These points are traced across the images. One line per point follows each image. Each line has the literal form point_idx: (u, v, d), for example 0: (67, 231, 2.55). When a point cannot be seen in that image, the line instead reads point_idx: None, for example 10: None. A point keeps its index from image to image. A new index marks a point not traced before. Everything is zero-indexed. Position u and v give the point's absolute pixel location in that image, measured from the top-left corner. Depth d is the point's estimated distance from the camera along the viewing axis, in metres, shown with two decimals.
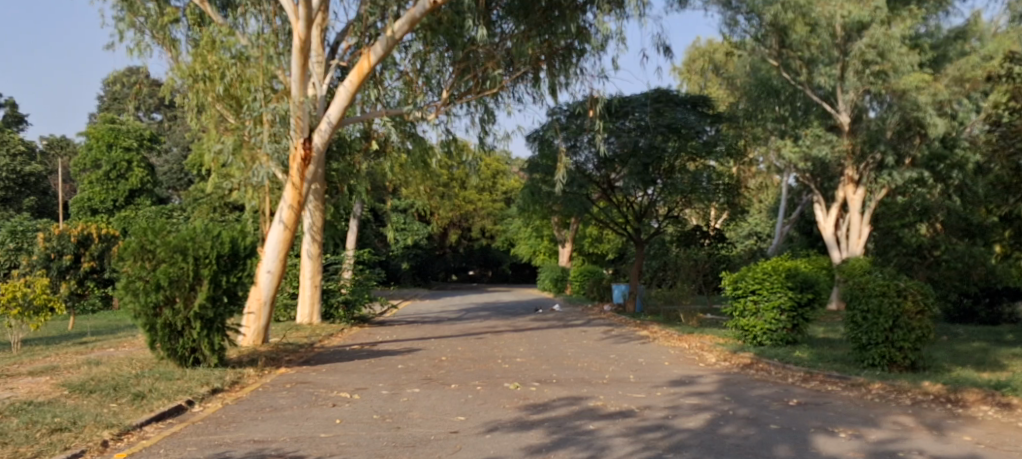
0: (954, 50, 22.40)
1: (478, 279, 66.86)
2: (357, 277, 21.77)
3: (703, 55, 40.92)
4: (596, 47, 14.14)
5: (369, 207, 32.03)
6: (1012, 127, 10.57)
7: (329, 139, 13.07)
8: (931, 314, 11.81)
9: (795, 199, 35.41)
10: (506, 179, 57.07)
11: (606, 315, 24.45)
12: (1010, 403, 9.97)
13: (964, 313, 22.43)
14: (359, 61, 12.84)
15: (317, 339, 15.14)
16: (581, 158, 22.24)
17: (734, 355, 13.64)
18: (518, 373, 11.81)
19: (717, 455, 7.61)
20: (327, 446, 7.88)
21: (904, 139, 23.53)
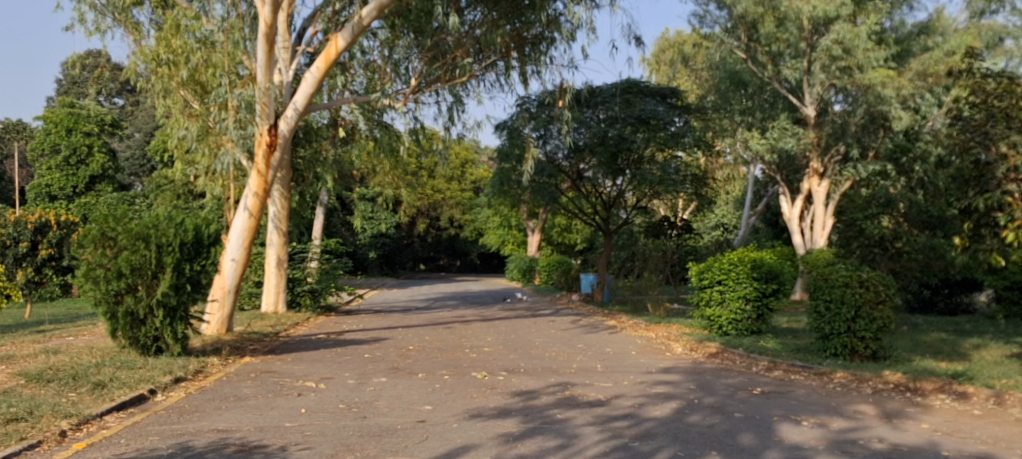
0: (917, 44, 22.82)
1: (446, 269, 66.80)
2: (323, 266, 21.61)
3: (672, 46, 41.09)
4: (566, 37, 14.06)
5: (335, 195, 31.74)
6: (972, 121, 10.88)
7: (295, 125, 12.89)
8: (893, 304, 12.02)
9: (761, 191, 35.88)
10: (475, 167, 57.00)
11: (573, 304, 24.51)
12: (967, 392, 10.24)
13: (923, 303, 22.53)
14: (326, 47, 12.59)
15: (283, 328, 14.95)
16: (551, 147, 22.16)
17: (701, 344, 13.76)
18: (487, 363, 11.80)
19: (683, 443, 7.71)
20: (292, 436, 7.82)
21: (868, 132, 23.48)
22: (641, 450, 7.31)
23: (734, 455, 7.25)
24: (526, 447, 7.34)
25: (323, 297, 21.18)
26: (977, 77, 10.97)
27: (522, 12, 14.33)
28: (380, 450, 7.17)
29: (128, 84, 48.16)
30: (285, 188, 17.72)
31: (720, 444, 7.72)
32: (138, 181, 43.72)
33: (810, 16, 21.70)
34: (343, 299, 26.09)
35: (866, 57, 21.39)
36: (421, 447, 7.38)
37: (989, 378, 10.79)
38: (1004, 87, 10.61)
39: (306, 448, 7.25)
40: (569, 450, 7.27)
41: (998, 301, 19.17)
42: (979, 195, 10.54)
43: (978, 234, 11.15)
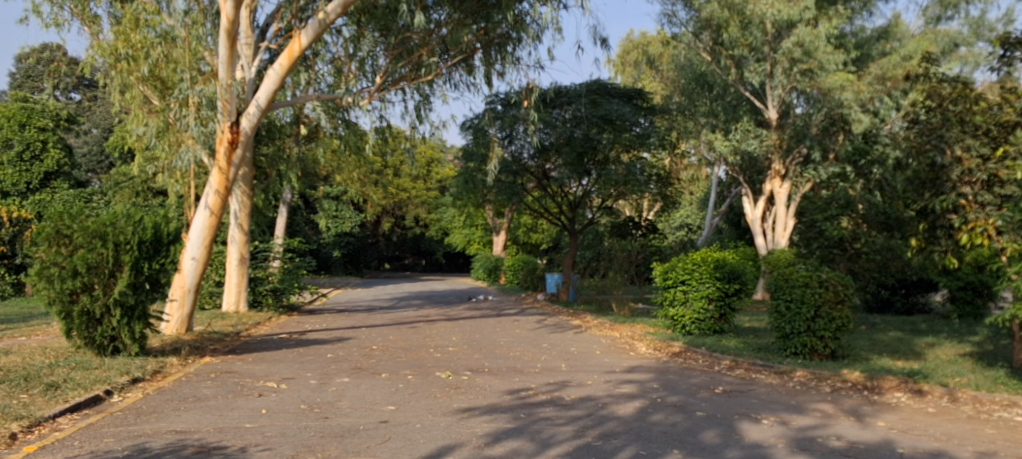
0: (876, 49, 23.41)
1: (410, 268, 66.57)
2: (286, 266, 21.41)
3: (637, 47, 41.24)
4: (533, 38, 14.05)
5: (298, 193, 31.40)
6: (928, 125, 11.14)
7: (257, 122, 12.73)
8: (851, 304, 12.24)
9: (724, 192, 36.36)
10: (441, 167, 56.90)
11: (539, 304, 24.57)
12: (922, 390, 10.46)
13: (881, 303, 22.93)
14: (290, 44, 12.46)
15: (244, 328, 14.75)
16: (516, 147, 22.06)
17: (664, 344, 13.84)
18: (451, 362, 11.76)
19: (646, 442, 7.76)
20: (252, 437, 7.72)
21: (828, 134, 24.19)
22: (604, 449, 7.35)
23: (695, 453, 7.33)
24: (490, 447, 7.34)
25: (286, 296, 20.94)
26: (933, 81, 11.26)
27: (488, 12, 14.33)
28: (341, 450, 7.13)
29: (85, 79, 47.09)
30: (247, 186, 17.53)
31: (682, 442, 7.79)
32: (94, 178, 42.77)
33: (773, 19, 21.95)
34: (306, 299, 25.82)
35: (826, 61, 21.79)
36: (383, 447, 7.34)
37: (942, 376, 11.05)
38: (958, 91, 10.88)
39: (266, 449, 7.16)
40: (533, 450, 7.27)
41: (952, 301, 19.63)
42: (935, 197, 10.96)
43: (933, 235, 11.48)
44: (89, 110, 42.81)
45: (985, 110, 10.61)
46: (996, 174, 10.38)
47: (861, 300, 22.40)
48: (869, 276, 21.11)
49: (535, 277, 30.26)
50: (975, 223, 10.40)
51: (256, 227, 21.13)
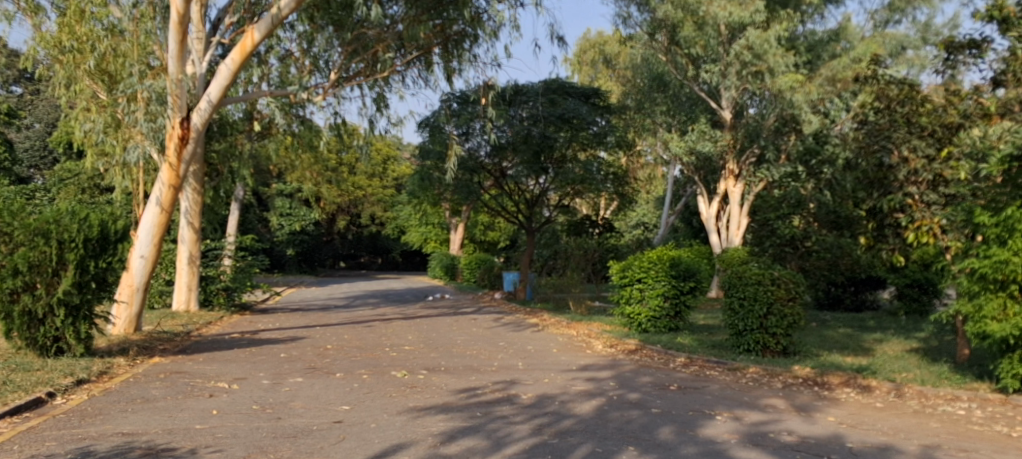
0: (826, 52, 23.98)
1: (367, 266, 66.11)
2: (238, 264, 21.12)
3: (595, 46, 41.36)
4: (489, 35, 14.03)
5: (250, 190, 30.90)
6: (877, 126, 11.37)
7: (208, 118, 12.49)
8: (802, 302, 12.49)
9: (680, 191, 36.79)
10: (398, 164, 56.57)
11: (496, 303, 24.51)
12: (870, 385, 10.71)
13: (832, 300, 23.33)
14: (242, 38, 12.25)
15: (195, 327, 14.49)
16: (473, 145, 22.07)
17: (620, 342, 13.94)
18: (407, 361, 11.67)
19: (601, 439, 7.79)
20: (201, 438, 7.58)
21: (780, 135, 24.29)
22: (560, 447, 7.36)
23: (650, 450, 7.38)
24: (446, 447, 7.30)
25: (239, 295, 20.63)
26: (881, 83, 11.40)
27: (444, 8, 14.22)
28: (294, 451, 7.03)
29: (28, 72, 45.80)
30: (198, 184, 17.23)
31: (637, 439, 7.84)
32: (37, 174, 41.80)
33: (726, 21, 22.24)
34: (259, 298, 25.45)
35: (775, 63, 22.07)
36: (338, 447, 7.26)
37: (890, 372, 11.32)
38: (905, 93, 11.09)
39: (216, 450, 7.03)
40: (489, 449, 7.24)
41: (900, 298, 20.13)
42: (883, 197, 11.28)
43: (881, 234, 11.80)
44: (31, 103, 41.44)
45: (931, 111, 10.88)
46: (941, 173, 10.81)
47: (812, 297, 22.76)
48: (819, 275, 21.39)
49: (492, 275, 30.30)
50: (920, 223, 10.86)
51: (208, 226, 20.72)
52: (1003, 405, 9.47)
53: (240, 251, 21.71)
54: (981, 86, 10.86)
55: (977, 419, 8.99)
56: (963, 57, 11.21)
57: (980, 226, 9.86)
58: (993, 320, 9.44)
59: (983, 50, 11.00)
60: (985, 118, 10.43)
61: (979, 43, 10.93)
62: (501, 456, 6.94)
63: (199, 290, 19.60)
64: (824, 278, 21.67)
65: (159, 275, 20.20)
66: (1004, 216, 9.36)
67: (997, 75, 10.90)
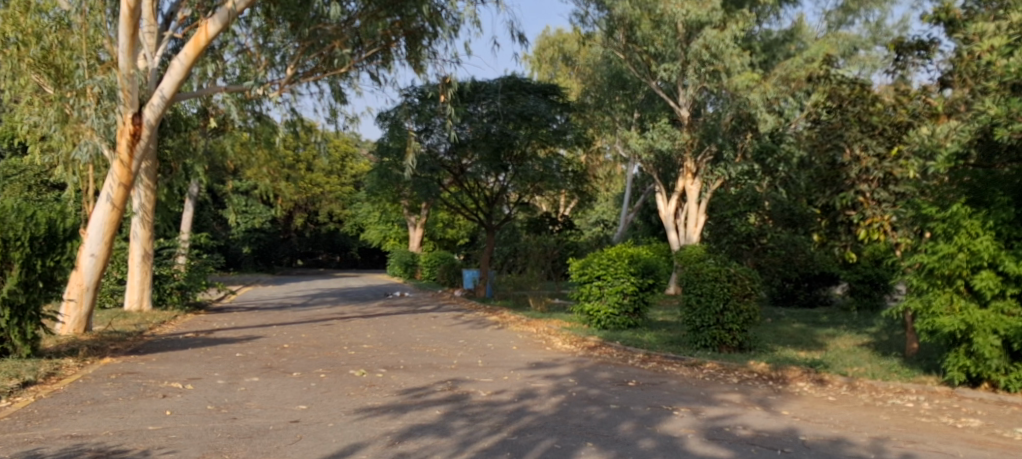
0: (782, 52, 25.07)
1: (324, 265, 65.33)
2: (192, 262, 20.77)
3: (553, 44, 41.33)
4: (449, 31, 13.97)
5: (204, 187, 30.35)
6: (830, 125, 11.53)
7: (161, 114, 12.27)
8: (758, 298, 12.70)
9: (637, 189, 37.13)
10: (356, 162, 56.17)
11: (456, 301, 24.45)
12: (823, 379, 10.93)
13: (786, 296, 23.64)
14: (195, 33, 12.07)
15: (147, 327, 14.22)
16: (433, 141, 21.91)
17: (580, 338, 14.00)
18: (365, 360, 11.59)
19: (561, 436, 7.83)
20: (154, 439, 7.45)
21: (738, 133, 24.64)
22: (520, 444, 7.38)
23: (609, 446, 7.44)
24: (405, 446, 7.28)
25: (193, 294, 20.33)
26: (834, 83, 11.59)
27: (403, 5, 14.11)
28: (250, 451, 6.95)
29: None
30: (151, 181, 16.98)
31: (595, 435, 7.89)
32: None
33: (684, 20, 22.49)
34: (214, 297, 25.01)
35: (733, 63, 22.63)
36: (295, 447, 7.19)
37: (842, 366, 11.56)
38: (857, 93, 11.33)
39: (169, 452, 6.91)
40: (448, 447, 7.24)
41: (851, 293, 20.57)
42: (835, 195, 11.46)
43: (834, 231, 12.06)
44: None
45: (881, 111, 11.13)
46: (891, 172, 11.10)
47: (767, 293, 23.06)
48: (774, 271, 21.30)
49: (453, 272, 30.35)
50: (872, 219, 11.21)
51: (162, 224, 20.33)
52: (949, 398, 9.74)
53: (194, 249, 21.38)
54: (927, 87, 11.33)
55: (925, 411, 9.22)
56: (912, 58, 11.59)
57: (927, 221, 10.18)
58: (940, 314, 9.67)
59: (931, 52, 11.40)
60: (933, 117, 10.97)
61: (927, 44, 11.30)
62: (461, 454, 6.94)
63: (152, 289, 19.25)
64: (779, 275, 21.98)
65: (110, 274, 19.76)
66: (950, 212, 9.69)
67: (944, 75, 11.43)
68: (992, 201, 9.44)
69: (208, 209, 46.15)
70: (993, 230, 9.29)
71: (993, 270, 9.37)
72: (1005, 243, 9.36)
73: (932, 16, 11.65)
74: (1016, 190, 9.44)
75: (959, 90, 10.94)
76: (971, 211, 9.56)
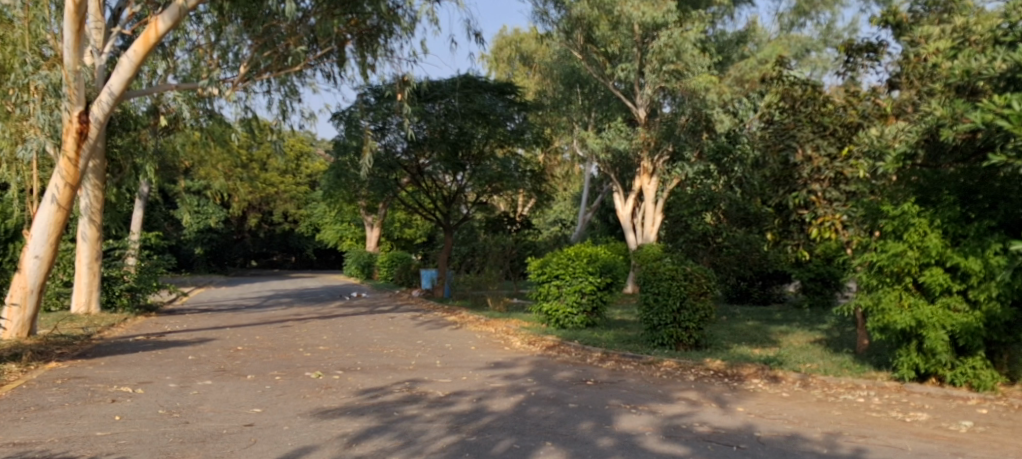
0: (736, 53, 25.34)
1: (279, 265, 64.64)
2: (143, 264, 20.41)
3: (510, 44, 41.25)
4: (405, 29, 13.88)
5: (153, 187, 29.78)
6: (783, 126, 11.75)
7: (110, 112, 12.05)
8: (713, 296, 12.85)
9: (594, 189, 37.45)
10: (311, 161, 55.74)
11: (413, 301, 24.37)
12: (777, 376, 11.11)
13: (740, 294, 23.90)
14: (144, 29, 11.82)
15: (96, 330, 13.92)
16: (389, 140, 21.81)
17: (538, 338, 14.03)
18: (322, 361, 11.49)
19: (519, 435, 7.84)
20: (103, 445, 7.28)
21: (694, 134, 24.91)
22: (479, 445, 7.36)
23: (568, 444, 7.45)
24: (362, 448, 7.21)
25: (143, 296, 19.94)
26: (786, 84, 11.88)
27: (358, 3, 13.95)
28: (203, 456, 6.83)
29: None
30: (98, 180, 16.87)
31: (554, 434, 7.91)
32: None
33: (639, 21, 22.65)
34: (164, 299, 24.55)
35: (692, 63, 22.95)
36: (249, 451, 7.09)
37: (795, 363, 11.76)
38: (809, 94, 11.64)
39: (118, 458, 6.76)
40: (405, 448, 7.20)
41: (804, 291, 20.99)
42: (787, 194, 11.67)
43: (787, 230, 12.25)
44: None
45: (832, 112, 11.44)
46: (842, 172, 11.26)
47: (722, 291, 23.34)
48: (730, 269, 21.58)
49: (410, 273, 30.43)
50: (824, 218, 11.37)
51: (111, 225, 19.90)
52: (899, 392, 9.94)
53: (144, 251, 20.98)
54: (877, 88, 11.62)
55: (875, 406, 9.42)
56: (862, 59, 11.85)
57: (879, 220, 10.34)
58: (890, 311, 9.86)
59: (880, 54, 11.66)
60: (882, 118, 11.23)
61: (876, 47, 11.60)
62: (420, 455, 6.91)
63: (100, 291, 18.88)
64: (735, 273, 22.25)
65: (56, 277, 19.26)
66: (900, 210, 9.92)
67: (891, 77, 11.71)
68: (938, 200, 9.65)
69: (158, 210, 45.14)
70: (940, 228, 9.54)
71: (940, 267, 9.58)
72: (952, 241, 9.54)
73: (879, 19, 11.94)
74: (962, 189, 9.64)
75: (906, 91, 11.24)
76: (920, 210, 9.77)
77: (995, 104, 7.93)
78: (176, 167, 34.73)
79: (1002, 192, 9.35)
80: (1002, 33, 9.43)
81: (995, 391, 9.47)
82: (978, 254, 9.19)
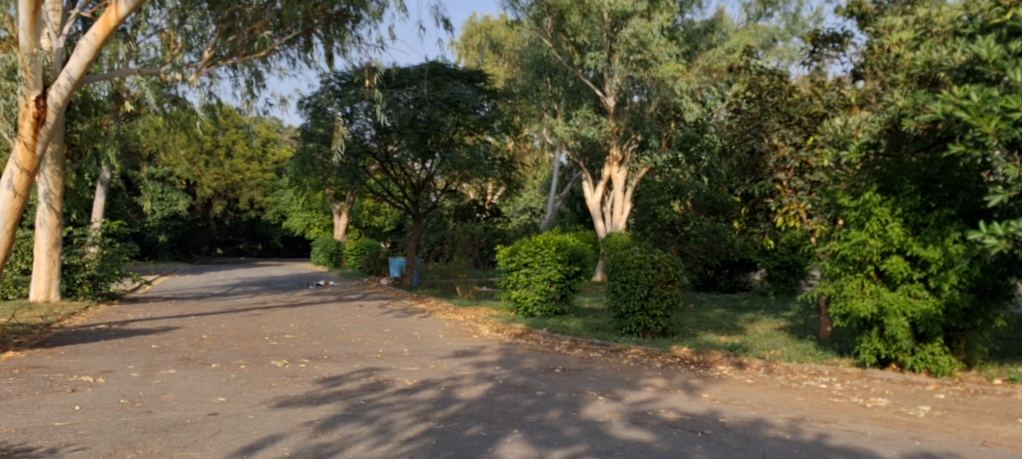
0: (704, 42, 25.55)
1: (246, 253, 64.15)
2: (104, 252, 20.16)
3: (480, 31, 41.24)
4: (373, 15, 13.75)
5: (115, 173, 29.28)
6: (749, 115, 11.92)
7: (69, 96, 11.76)
8: (680, 283, 12.97)
9: (564, 177, 37.68)
10: (277, 147, 55.20)
11: (381, 290, 24.30)
12: (742, 363, 11.25)
13: (707, 282, 24.14)
14: (105, 12, 11.57)
15: (55, 319, 13.68)
16: (357, 127, 21.60)
17: (507, 326, 14.09)
18: (288, 350, 11.41)
19: (487, 423, 7.85)
20: (61, 436, 7.17)
21: (662, 123, 25.16)
22: (447, 433, 7.37)
23: (535, 432, 7.48)
24: (329, 436, 7.17)
25: (105, 285, 19.74)
26: (753, 74, 12.03)
27: None
28: (166, 446, 6.75)
29: None
30: (57, 166, 16.66)
31: (522, 422, 7.94)
32: None
33: (610, 10, 22.89)
34: (127, 288, 24.19)
35: (659, 53, 23.07)
36: (213, 440, 7.02)
37: (760, 350, 11.92)
38: (775, 84, 11.79)
39: (78, 449, 6.65)
40: (371, 437, 7.18)
41: (769, 279, 21.31)
42: (754, 183, 11.84)
43: (753, 218, 12.41)
44: None
45: (798, 102, 11.59)
46: (807, 161, 11.35)
47: (688, 279, 23.61)
48: (697, 257, 21.45)
49: (378, 261, 30.39)
50: (789, 207, 11.56)
51: (72, 212, 19.59)
52: (860, 378, 10.13)
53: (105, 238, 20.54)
54: (842, 78, 11.77)
55: (837, 392, 9.58)
56: (828, 50, 11.99)
57: (842, 209, 10.50)
58: (853, 298, 10.02)
59: (845, 44, 11.76)
60: (846, 109, 11.36)
61: (841, 37, 11.72)
62: (385, 443, 6.89)
63: (61, 280, 18.57)
64: (702, 262, 22.48)
65: (14, 265, 18.91)
66: (863, 200, 10.04)
67: (856, 68, 11.85)
68: (900, 190, 9.76)
69: (120, 197, 44.35)
70: (901, 217, 9.71)
71: (901, 255, 9.74)
72: (913, 229, 9.71)
73: (845, 9, 12.04)
74: (923, 179, 9.79)
75: (870, 82, 11.21)
76: (882, 199, 9.92)
77: (954, 95, 7.98)
78: (139, 154, 34.15)
79: (961, 182, 9.54)
80: (962, 25, 9.57)
81: (951, 377, 9.69)
82: (938, 243, 9.34)
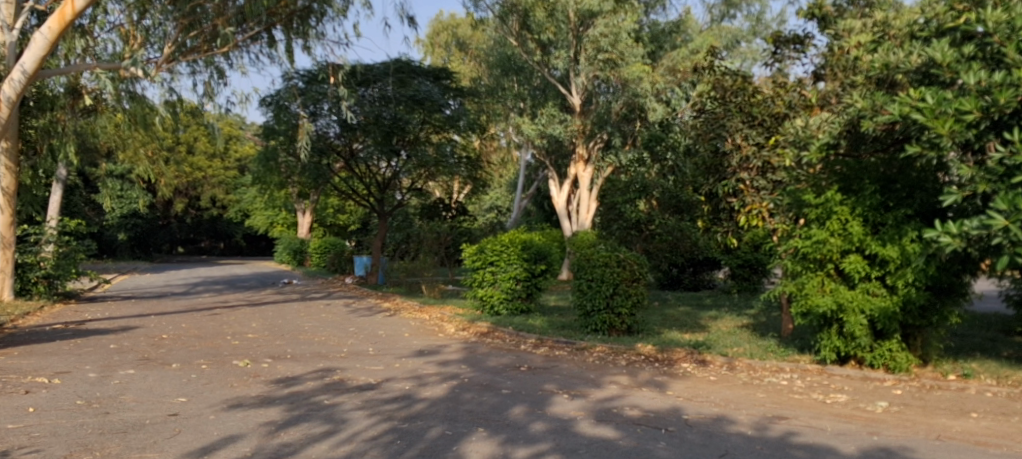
0: (669, 42, 25.70)
1: (208, 251, 63.24)
2: (61, 250, 19.77)
3: (446, 29, 41.10)
4: (337, 11, 13.62)
5: (72, 169, 28.71)
6: (713, 115, 12.03)
7: (23, 90, 11.52)
8: (646, 281, 13.08)
9: (530, 176, 37.76)
10: (240, 144, 54.49)
11: (346, 288, 24.17)
12: (705, 360, 11.38)
13: (671, 280, 24.41)
14: (61, 5, 11.27)
15: (9, 319, 13.38)
16: (321, 125, 21.47)
17: (472, 324, 14.11)
18: (251, 350, 11.29)
19: (451, 422, 7.84)
20: (15, 439, 7.02)
21: (628, 121, 25.28)
22: (411, 432, 7.35)
23: (499, 430, 7.50)
24: (290, 436, 7.12)
25: (61, 283, 19.44)
26: (717, 74, 12.16)
27: None
28: (123, 448, 6.64)
29: None
30: (10, 162, 16.40)
31: (486, 421, 7.94)
32: None
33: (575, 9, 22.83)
34: (86, 286, 23.79)
35: (626, 53, 23.20)
36: (173, 441, 6.93)
37: (722, 347, 12.07)
38: (739, 84, 11.91)
39: (31, 451, 6.52)
40: (333, 436, 7.14)
41: (732, 277, 21.61)
42: (718, 182, 12.07)
43: (717, 217, 12.59)
44: None
45: (760, 102, 11.70)
46: (769, 160, 11.52)
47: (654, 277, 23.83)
48: (661, 255, 21.41)
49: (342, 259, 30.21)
50: (751, 206, 11.73)
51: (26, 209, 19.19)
52: (820, 375, 10.30)
53: (62, 235, 20.15)
54: (804, 79, 11.91)
55: (798, 388, 9.73)
56: (789, 51, 12.18)
57: (803, 208, 10.64)
58: (812, 296, 10.18)
59: (806, 46, 11.98)
60: (807, 109, 11.42)
61: (802, 39, 11.92)
62: (347, 443, 6.86)
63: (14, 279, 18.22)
64: (666, 260, 22.70)
65: None
66: (824, 199, 10.22)
67: (816, 69, 12.01)
68: (860, 189, 9.97)
69: (78, 194, 43.40)
70: (860, 216, 9.89)
71: (860, 253, 9.92)
72: (872, 228, 9.89)
73: (806, 12, 12.23)
74: (882, 178, 9.98)
75: (830, 82, 11.41)
76: (843, 198, 10.10)
77: (911, 97, 8.13)
78: (97, 150, 33.46)
79: (918, 182, 9.73)
80: (918, 28, 9.78)
81: (908, 373, 9.92)
82: (895, 242, 9.54)
